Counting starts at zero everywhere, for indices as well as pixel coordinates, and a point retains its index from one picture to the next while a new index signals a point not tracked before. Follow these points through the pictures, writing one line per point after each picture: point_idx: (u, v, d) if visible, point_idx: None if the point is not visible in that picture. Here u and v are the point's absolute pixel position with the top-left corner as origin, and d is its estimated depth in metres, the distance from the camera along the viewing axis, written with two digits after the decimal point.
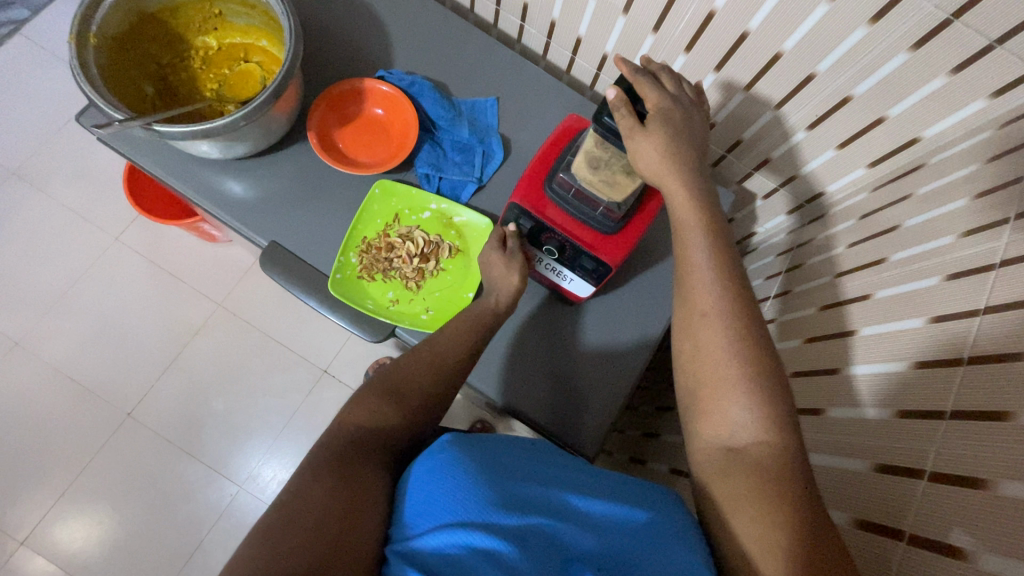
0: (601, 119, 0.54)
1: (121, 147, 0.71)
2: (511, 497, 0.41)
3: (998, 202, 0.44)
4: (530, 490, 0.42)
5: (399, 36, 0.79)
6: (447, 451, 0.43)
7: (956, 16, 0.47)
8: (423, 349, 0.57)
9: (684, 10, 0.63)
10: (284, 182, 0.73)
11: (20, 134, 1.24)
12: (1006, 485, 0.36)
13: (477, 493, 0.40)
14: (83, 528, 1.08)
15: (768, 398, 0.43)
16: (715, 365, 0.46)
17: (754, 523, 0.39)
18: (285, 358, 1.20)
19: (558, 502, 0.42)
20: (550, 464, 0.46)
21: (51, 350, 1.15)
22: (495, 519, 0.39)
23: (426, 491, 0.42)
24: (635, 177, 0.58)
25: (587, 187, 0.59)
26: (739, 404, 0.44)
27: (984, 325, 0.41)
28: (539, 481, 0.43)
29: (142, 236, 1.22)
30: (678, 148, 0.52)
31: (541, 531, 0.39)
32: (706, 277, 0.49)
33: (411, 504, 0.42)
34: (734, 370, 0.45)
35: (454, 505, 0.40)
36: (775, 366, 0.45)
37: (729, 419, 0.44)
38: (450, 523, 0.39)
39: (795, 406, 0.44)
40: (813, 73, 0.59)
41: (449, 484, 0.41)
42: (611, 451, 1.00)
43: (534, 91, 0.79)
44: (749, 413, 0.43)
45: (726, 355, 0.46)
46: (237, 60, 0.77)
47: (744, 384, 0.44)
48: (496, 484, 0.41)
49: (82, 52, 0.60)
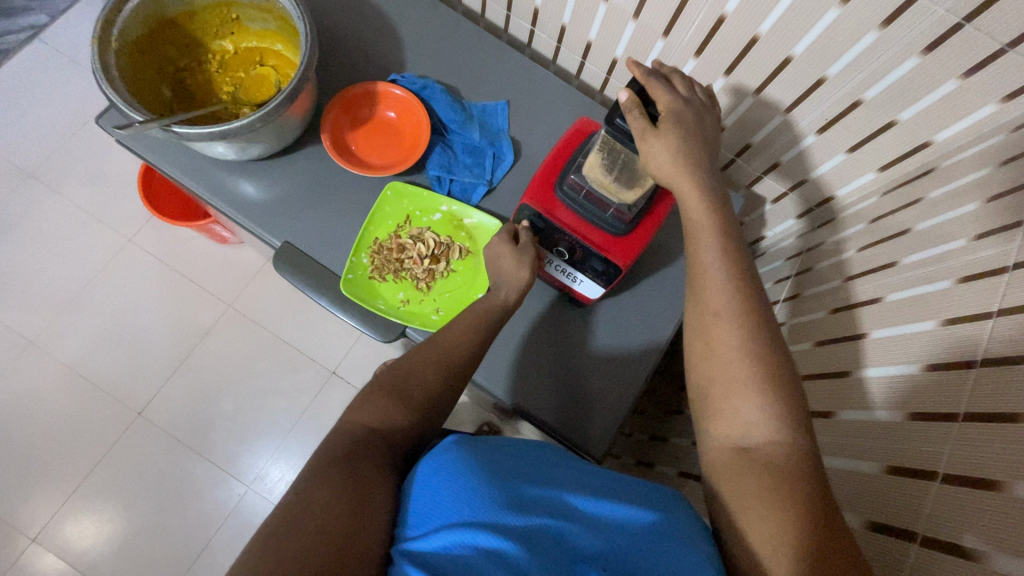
0: (613, 121, 0.53)
1: (138, 148, 0.72)
2: (516, 498, 0.41)
3: (1012, 205, 0.44)
4: (536, 490, 0.42)
5: (411, 41, 0.81)
6: (453, 452, 0.44)
7: (966, 20, 0.47)
8: (425, 347, 0.58)
9: (694, 15, 0.64)
10: (298, 183, 0.74)
11: (37, 137, 1.26)
12: (1017, 486, 0.35)
13: (482, 493, 0.40)
14: (93, 526, 1.09)
15: (779, 398, 0.43)
16: (725, 366, 0.46)
17: (763, 520, 0.39)
18: (295, 359, 1.21)
19: (564, 504, 0.42)
20: (556, 465, 0.46)
21: (65, 349, 1.16)
22: (500, 519, 0.39)
23: (432, 491, 0.42)
24: (645, 179, 0.58)
25: (598, 190, 0.60)
26: (750, 403, 0.44)
27: (996, 327, 0.41)
28: (544, 482, 0.43)
29: (155, 238, 1.24)
30: (690, 151, 0.53)
31: (547, 532, 0.39)
32: (717, 277, 0.49)
33: (417, 505, 0.43)
34: (744, 370, 0.45)
35: (460, 505, 0.40)
36: (786, 365, 0.45)
37: (740, 418, 0.44)
38: (455, 523, 0.39)
39: (807, 407, 0.44)
40: (823, 77, 0.60)
41: (454, 484, 0.41)
42: (618, 455, 0.99)
43: (544, 95, 0.80)
44: (760, 412, 0.43)
45: (735, 356, 0.46)
46: (252, 63, 0.78)
47: (755, 383, 0.44)
48: (501, 485, 0.41)
49: (104, 55, 0.62)
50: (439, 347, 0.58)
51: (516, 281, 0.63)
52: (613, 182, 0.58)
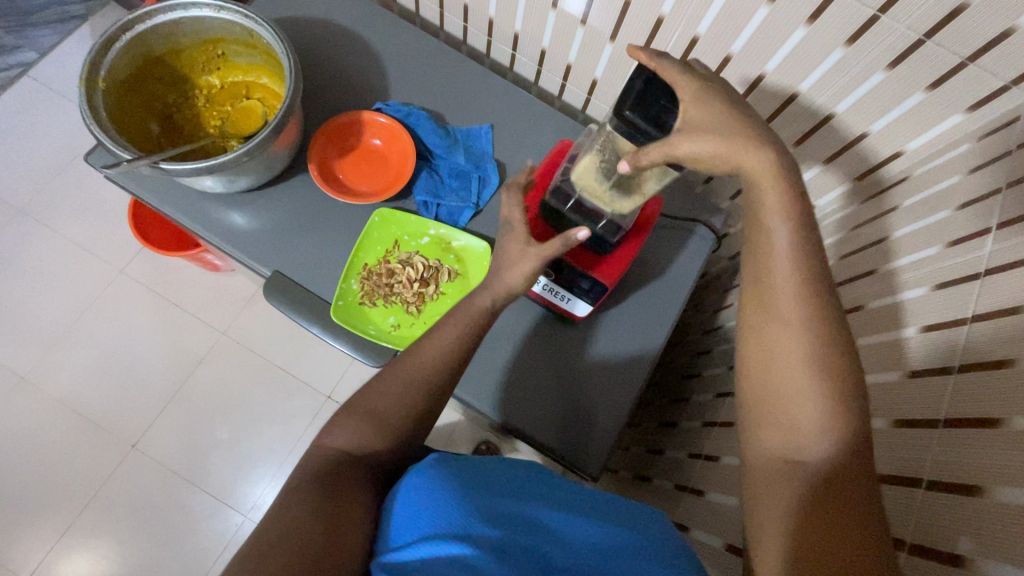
0: (621, 113, 0.49)
1: (127, 183, 0.73)
2: (491, 511, 0.41)
3: (981, 212, 0.45)
4: (513, 505, 0.42)
5: (395, 69, 0.82)
6: (433, 468, 0.44)
7: (927, 36, 0.49)
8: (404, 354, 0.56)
9: (669, 37, 0.66)
10: (286, 212, 0.75)
11: (27, 173, 1.27)
12: (1001, 491, 0.36)
13: (461, 508, 0.41)
14: (87, 563, 1.07)
15: (841, 414, 0.40)
16: (767, 373, 0.44)
17: (791, 528, 0.39)
18: (289, 384, 1.20)
19: (540, 518, 0.42)
20: (535, 480, 0.46)
21: (57, 383, 1.16)
22: (479, 533, 0.40)
23: (411, 505, 0.42)
24: (636, 189, 0.56)
25: (588, 195, 0.59)
26: (810, 417, 0.41)
27: (972, 332, 0.42)
28: (521, 497, 0.44)
29: (147, 268, 1.24)
30: (707, 134, 0.47)
31: (521, 544, 0.40)
32: (779, 273, 0.45)
33: (395, 518, 0.43)
34: (802, 377, 0.42)
35: (436, 519, 0.41)
36: (830, 369, 0.41)
37: (795, 428, 0.42)
38: (434, 536, 0.40)
39: (868, 416, 0.41)
40: (795, 92, 0.62)
41: (432, 498, 0.42)
42: (616, 470, 0.99)
43: (527, 117, 0.82)
44: (819, 427, 0.40)
45: (766, 364, 0.44)
46: (239, 97, 0.79)
47: (816, 395, 0.41)
48: (481, 500, 0.42)
49: (91, 96, 0.63)
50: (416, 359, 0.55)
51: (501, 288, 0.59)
52: (602, 189, 0.57)
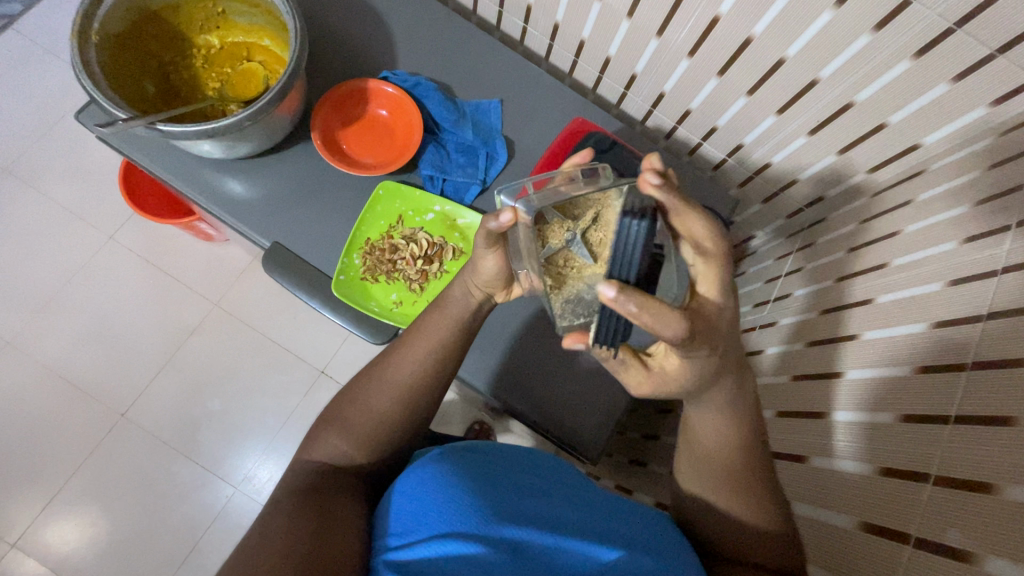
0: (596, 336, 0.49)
1: (117, 144, 0.71)
2: (497, 509, 0.41)
3: (998, 209, 0.44)
4: (518, 501, 0.42)
5: (402, 35, 0.79)
6: (436, 465, 0.43)
7: (958, 25, 0.48)
8: (404, 339, 0.56)
9: (688, 16, 0.64)
10: (286, 181, 0.72)
11: (12, 132, 1.22)
12: (1010, 489, 0.36)
13: (467, 506, 0.40)
14: (75, 530, 1.07)
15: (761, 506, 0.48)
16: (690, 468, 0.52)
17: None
18: (283, 358, 1.19)
19: (545, 515, 0.42)
20: (536, 475, 0.46)
21: (45, 348, 1.13)
22: (486, 531, 0.39)
23: (414, 503, 0.42)
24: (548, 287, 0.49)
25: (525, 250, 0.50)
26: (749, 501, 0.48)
27: (986, 330, 0.41)
28: (527, 494, 0.43)
29: (138, 235, 1.21)
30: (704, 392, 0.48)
31: (528, 542, 0.40)
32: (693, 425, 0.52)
33: (396, 517, 0.42)
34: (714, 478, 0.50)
35: (441, 518, 0.40)
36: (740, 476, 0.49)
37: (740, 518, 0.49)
38: (438, 535, 0.39)
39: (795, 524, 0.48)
40: (815, 80, 0.60)
41: (436, 496, 0.41)
42: (610, 454, 1.00)
43: (536, 93, 0.80)
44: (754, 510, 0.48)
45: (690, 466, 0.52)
46: (239, 59, 0.76)
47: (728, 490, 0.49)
48: (485, 498, 0.41)
49: (83, 49, 0.60)
50: (416, 336, 0.56)
51: (480, 280, 0.57)
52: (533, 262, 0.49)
